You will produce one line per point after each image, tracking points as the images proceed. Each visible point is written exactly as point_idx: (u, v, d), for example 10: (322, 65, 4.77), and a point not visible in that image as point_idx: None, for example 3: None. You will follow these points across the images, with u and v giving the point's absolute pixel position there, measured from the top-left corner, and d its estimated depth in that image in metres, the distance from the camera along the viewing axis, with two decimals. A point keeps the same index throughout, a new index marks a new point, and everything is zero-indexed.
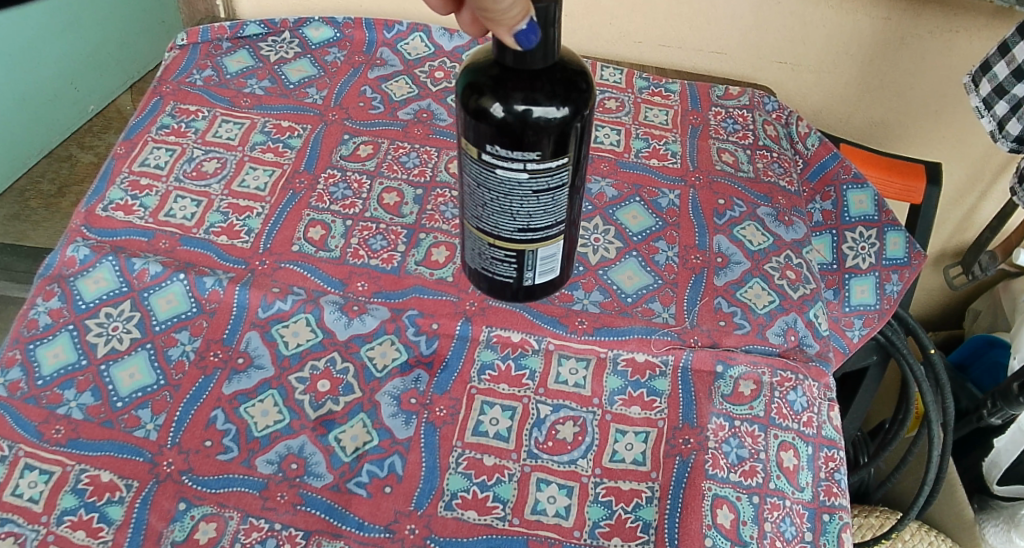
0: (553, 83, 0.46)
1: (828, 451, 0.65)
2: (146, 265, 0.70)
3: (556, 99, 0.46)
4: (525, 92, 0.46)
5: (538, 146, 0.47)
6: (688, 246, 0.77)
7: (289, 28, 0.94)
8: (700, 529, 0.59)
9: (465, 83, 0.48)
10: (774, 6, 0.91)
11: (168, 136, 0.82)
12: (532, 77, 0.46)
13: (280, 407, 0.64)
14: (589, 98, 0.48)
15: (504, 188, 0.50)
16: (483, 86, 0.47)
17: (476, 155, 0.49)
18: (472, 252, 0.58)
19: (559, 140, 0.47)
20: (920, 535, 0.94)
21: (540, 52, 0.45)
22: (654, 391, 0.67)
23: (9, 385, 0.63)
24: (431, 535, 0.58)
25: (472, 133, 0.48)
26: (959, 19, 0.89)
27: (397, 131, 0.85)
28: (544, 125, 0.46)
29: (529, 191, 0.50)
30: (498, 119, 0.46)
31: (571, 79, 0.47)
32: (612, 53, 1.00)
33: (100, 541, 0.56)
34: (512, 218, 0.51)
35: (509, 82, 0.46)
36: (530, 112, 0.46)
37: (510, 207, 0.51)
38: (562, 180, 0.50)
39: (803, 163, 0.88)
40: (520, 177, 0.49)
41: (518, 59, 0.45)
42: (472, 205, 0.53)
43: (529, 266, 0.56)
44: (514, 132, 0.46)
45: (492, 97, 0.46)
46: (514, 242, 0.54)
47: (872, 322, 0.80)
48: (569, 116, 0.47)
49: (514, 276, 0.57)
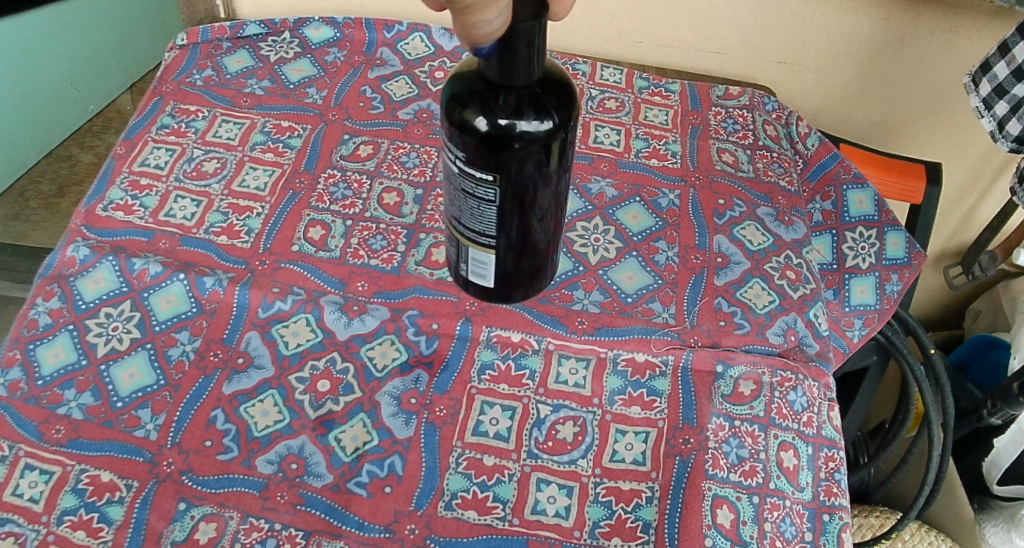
0: (540, 94, 0.44)
1: (828, 451, 0.65)
2: (146, 265, 0.70)
3: (525, 115, 0.44)
4: (502, 102, 0.44)
5: (493, 156, 0.45)
6: (688, 246, 0.77)
7: (289, 28, 0.94)
8: (700, 529, 0.59)
9: (450, 85, 0.46)
10: (774, 6, 0.91)
11: (168, 136, 0.82)
12: (512, 91, 0.44)
13: (280, 407, 0.64)
14: (573, 111, 0.46)
15: (464, 188, 0.48)
16: (464, 88, 0.45)
17: (461, 168, 0.47)
18: (455, 257, 0.55)
19: (543, 153, 0.45)
20: (920, 535, 0.94)
21: (528, 68, 0.42)
22: (654, 391, 0.67)
23: (9, 385, 0.63)
24: (431, 535, 0.58)
25: (458, 146, 0.46)
26: (958, 19, 0.89)
27: (397, 131, 0.85)
28: (533, 137, 0.44)
29: (482, 199, 0.48)
30: (482, 133, 0.44)
31: (547, 96, 0.44)
32: (612, 53, 1.00)
33: (100, 541, 0.56)
34: (494, 229, 0.49)
35: (488, 91, 0.44)
36: (515, 126, 0.44)
37: (467, 211, 0.49)
38: (522, 199, 0.48)
39: (803, 163, 0.88)
40: (501, 190, 0.47)
41: (501, 73, 0.42)
42: (449, 204, 0.51)
43: (483, 270, 0.53)
44: (476, 139, 0.44)
45: (468, 102, 0.44)
46: (472, 244, 0.51)
47: (872, 322, 0.80)
48: (536, 135, 0.44)
49: (474, 279, 0.55)
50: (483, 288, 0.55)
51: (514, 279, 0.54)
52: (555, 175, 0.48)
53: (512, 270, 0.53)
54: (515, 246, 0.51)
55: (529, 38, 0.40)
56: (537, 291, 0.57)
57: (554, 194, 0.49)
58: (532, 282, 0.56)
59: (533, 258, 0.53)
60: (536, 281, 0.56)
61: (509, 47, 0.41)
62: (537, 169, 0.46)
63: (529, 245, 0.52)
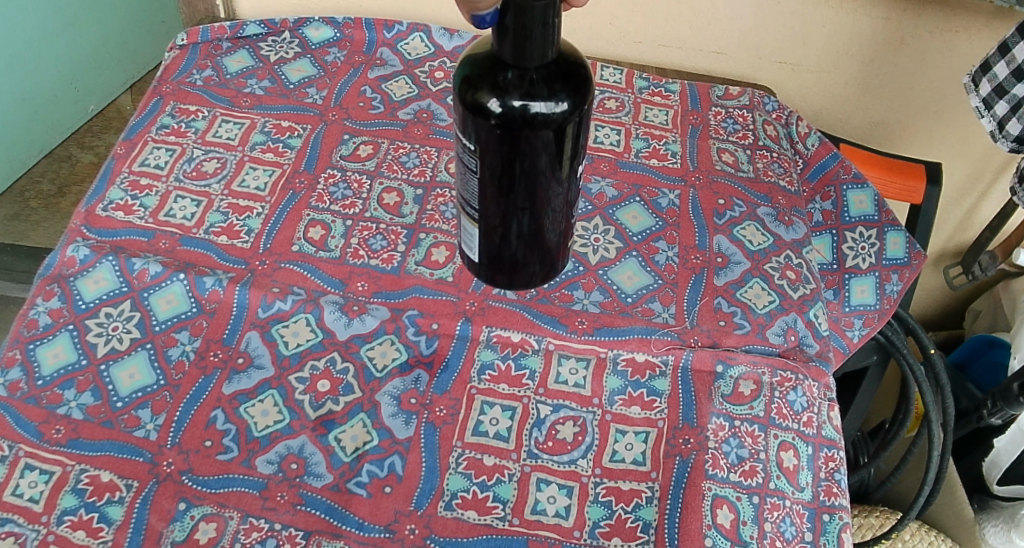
0: (555, 75, 0.43)
1: (828, 451, 0.65)
2: (146, 265, 0.70)
3: (515, 97, 0.43)
4: (503, 80, 0.43)
5: (478, 129, 0.45)
6: (688, 246, 0.77)
7: (289, 28, 0.94)
8: (700, 529, 0.59)
9: (469, 56, 0.46)
10: (774, 6, 0.91)
11: (168, 136, 0.82)
12: (525, 73, 0.43)
13: (280, 407, 0.64)
14: (588, 93, 0.45)
15: (458, 152, 0.48)
16: (477, 62, 0.44)
17: (473, 150, 0.46)
18: (463, 240, 0.54)
19: (557, 135, 0.45)
20: (920, 535, 0.94)
21: (541, 49, 0.42)
22: (654, 391, 0.67)
23: (9, 385, 0.63)
24: (431, 535, 0.58)
25: (471, 129, 0.45)
26: (958, 19, 0.89)
27: (397, 131, 0.85)
28: (548, 119, 0.44)
29: (468, 168, 0.48)
30: (495, 115, 0.43)
31: (546, 83, 0.43)
32: (612, 53, 1.01)
33: (100, 541, 0.56)
34: (504, 208, 0.49)
35: (494, 67, 0.43)
36: (529, 108, 0.43)
37: (459, 176, 0.50)
38: (503, 181, 0.47)
39: (803, 163, 0.89)
40: (513, 169, 0.46)
41: (509, 49, 0.42)
42: (460, 186, 0.50)
43: (471, 243, 0.53)
44: (469, 110, 0.44)
45: (474, 74, 0.44)
46: (461, 213, 0.52)
47: (872, 322, 0.80)
48: (521, 121, 0.43)
49: (463, 251, 0.55)
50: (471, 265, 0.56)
51: (496, 265, 0.54)
52: (546, 166, 0.47)
53: (495, 255, 0.53)
54: (495, 229, 0.51)
55: (545, 18, 0.40)
56: (526, 287, 0.56)
57: (542, 187, 0.48)
58: (518, 274, 0.54)
59: (518, 250, 0.52)
60: (548, 266, 0.55)
61: (519, 24, 0.40)
62: (519, 156, 0.45)
63: (511, 234, 0.51)
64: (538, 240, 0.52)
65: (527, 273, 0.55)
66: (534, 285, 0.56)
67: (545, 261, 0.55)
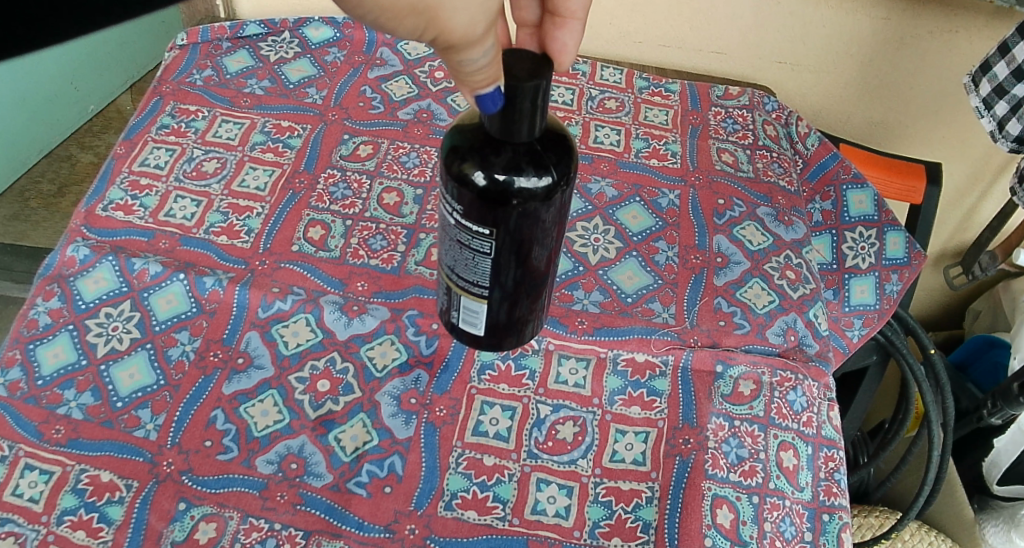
0: (542, 145, 0.44)
1: (828, 451, 0.65)
2: (146, 265, 0.70)
3: (524, 171, 0.44)
4: (502, 157, 0.44)
5: (485, 208, 0.45)
6: (688, 246, 0.77)
7: (289, 28, 0.94)
8: (700, 529, 0.59)
9: (451, 134, 0.46)
10: (774, 6, 0.91)
11: (168, 136, 0.82)
12: (515, 147, 0.44)
13: (280, 406, 0.64)
14: (573, 156, 0.46)
15: (460, 238, 0.48)
16: (465, 141, 0.45)
17: (473, 228, 0.46)
18: (458, 316, 0.54)
19: (552, 203, 0.45)
20: (920, 535, 0.94)
21: (530, 123, 0.43)
22: (654, 391, 0.67)
23: (9, 385, 0.63)
24: (431, 535, 0.58)
25: (469, 208, 0.45)
26: (957, 19, 0.90)
27: (397, 130, 0.85)
28: (544, 191, 0.44)
29: (471, 249, 0.48)
30: (493, 191, 0.44)
31: (548, 154, 0.44)
32: (613, 53, 1.01)
33: (100, 541, 0.56)
34: (506, 279, 0.49)
35: (488, 145, 0.44)
36: (523, 182, 0.44)
37: (461, 260, 0.49)
38: (516, 251, 0.47)
39: (803, 163, 0.89)
40: (513, 242, 0.46)
41: (505, 127, 0.43)
42: (457, 267, 0.50)
43: (475, 320, 0.53)
44: (473, 192, 0.44)
45: (469, 155, 0.44)
46: (464, 293, 0.51)
47: (872, 322, 0.80)
48: (530, 192, 0.44)
49: (462, 329, 0.55)
50: (474, 337, 0.55)
51: (506, 330, 0.53)
52: (551, 231, 0.47)
53: (505, 321, 0.53)
54: (506, 297, 0.50)
55: (534, 97, 0.42)
56: (526, 342, 0.57)
57: (548, 246, 0.49)
58: (523, 334, 0.55)
59: (527, 309, 0.52)
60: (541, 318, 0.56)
61: (515, 105, 0.42)
62: (530, 224, 0.46)
63: (521, 298, 0.51)
64: (542, 294, 0.53)
65: (530, 326, 0.55)
66: (535, 332, 0.57)
67: (543, 311, 0.55)
